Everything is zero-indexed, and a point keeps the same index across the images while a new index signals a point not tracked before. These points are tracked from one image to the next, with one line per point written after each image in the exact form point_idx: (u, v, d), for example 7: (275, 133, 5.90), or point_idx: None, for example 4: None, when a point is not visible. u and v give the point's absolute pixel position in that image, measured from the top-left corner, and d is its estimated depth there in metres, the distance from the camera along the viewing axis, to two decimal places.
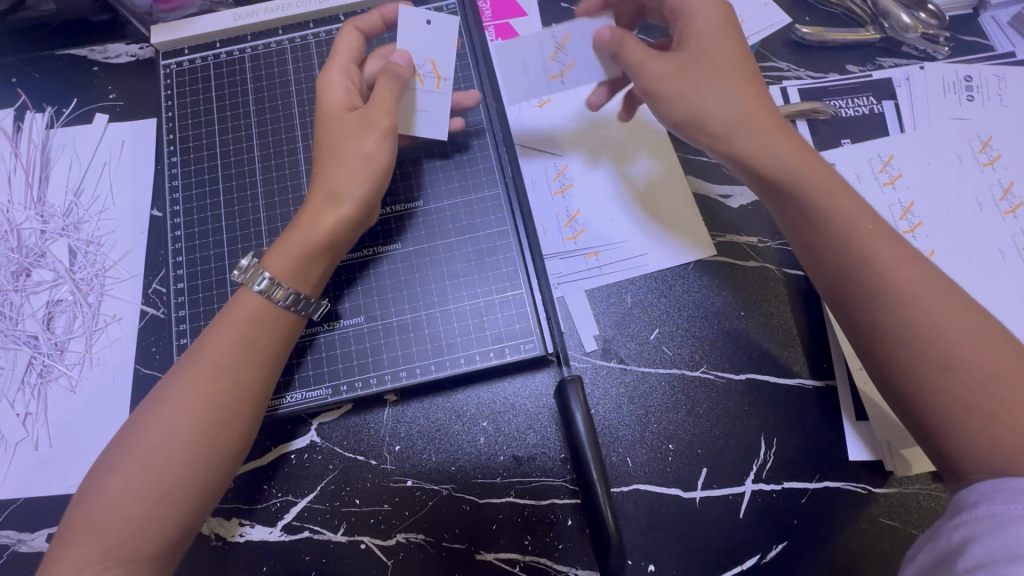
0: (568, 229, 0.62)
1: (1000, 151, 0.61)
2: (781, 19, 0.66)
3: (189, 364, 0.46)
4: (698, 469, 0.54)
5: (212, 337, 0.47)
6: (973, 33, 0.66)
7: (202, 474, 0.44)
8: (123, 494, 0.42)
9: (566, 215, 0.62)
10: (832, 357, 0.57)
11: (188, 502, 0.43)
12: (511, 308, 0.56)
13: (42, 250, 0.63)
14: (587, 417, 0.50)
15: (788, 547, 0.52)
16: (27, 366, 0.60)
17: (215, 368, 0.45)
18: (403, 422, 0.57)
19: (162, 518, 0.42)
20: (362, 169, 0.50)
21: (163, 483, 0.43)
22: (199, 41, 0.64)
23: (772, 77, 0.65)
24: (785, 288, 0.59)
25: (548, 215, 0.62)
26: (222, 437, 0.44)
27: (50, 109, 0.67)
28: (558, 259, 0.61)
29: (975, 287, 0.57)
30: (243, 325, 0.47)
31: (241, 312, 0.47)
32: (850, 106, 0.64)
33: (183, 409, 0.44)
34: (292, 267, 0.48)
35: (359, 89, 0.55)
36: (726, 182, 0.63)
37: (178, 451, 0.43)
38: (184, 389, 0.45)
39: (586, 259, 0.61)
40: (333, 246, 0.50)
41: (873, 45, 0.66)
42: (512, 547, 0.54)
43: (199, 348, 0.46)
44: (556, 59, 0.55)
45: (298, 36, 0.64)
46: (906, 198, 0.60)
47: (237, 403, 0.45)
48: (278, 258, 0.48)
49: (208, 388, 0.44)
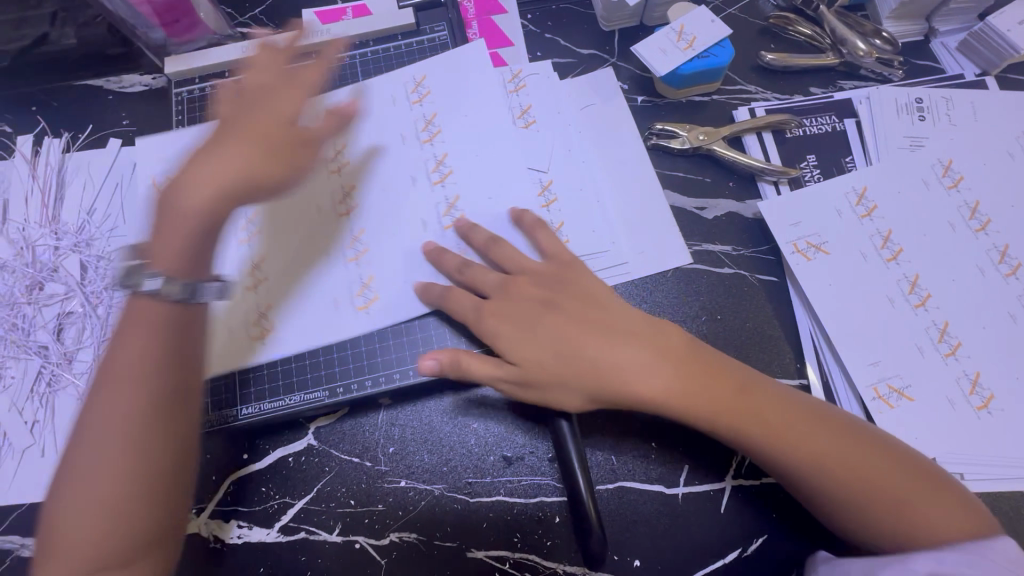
0: (359, 298, 0.59)
1: (962, 174, 0.63)
2: (662, 49, 0.67)
3: (103, 382, 0.46)
4: (681, 467, 0.57)
5: (115, 354, 0.47)
6: (925, 57, 0.71)
7: (157, 468, 0.46)
8: (91, 503, 0.44)
9: (241, 214, 0.61)
10: (805, 357, 0.59)
11: (155, 496, 0.46)
12: (200, 324, 0.58)
13: (55, 265, 0.66)
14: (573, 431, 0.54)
15: (767, 541, 0.54)
16: (37, 375, 0.62)
17: (126, 375, 0.46)
18: (397, 424, 0.59)
19: (139, 522, 0.45)
20: (222, 149, 0.51)
21: (118, 493, 0.45)
22: (210, 71, 0.70)
23: (742, 98, 0.71)
24: (759, 293, 0.62)
25: (215, 244, 0.60)
26: (154, 434, 0.46)
27: (67, 134, 0.72)
28: (209, 296, 0.58)
29: (957, 305, 0.59)
30: (142, 331, 0.47)
31: (147, 318, 0.47)
32: (814, 125, 0.68)
33: (107, 420, 0.45)
34: (167, 242, 0.48)
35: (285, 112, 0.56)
36: (701, 195, 0.67)
37: (118, 462, 0.45)
38: (104, 403, 0.46)
39: (260, 313, 0.58)
40: (221, 219, 0.49)
41: (834, 69, 0.71)
42: (502, 545, 0.55)
43: (120, 362, 0.47)
44: (521, 116, 0.67)
45: (301, 65, 0.70)
46: (885, 228, 0.62)
47: (168, 390, 0.47)
48: (166, 250, 0.48)
49: (110, 401, 0.46)
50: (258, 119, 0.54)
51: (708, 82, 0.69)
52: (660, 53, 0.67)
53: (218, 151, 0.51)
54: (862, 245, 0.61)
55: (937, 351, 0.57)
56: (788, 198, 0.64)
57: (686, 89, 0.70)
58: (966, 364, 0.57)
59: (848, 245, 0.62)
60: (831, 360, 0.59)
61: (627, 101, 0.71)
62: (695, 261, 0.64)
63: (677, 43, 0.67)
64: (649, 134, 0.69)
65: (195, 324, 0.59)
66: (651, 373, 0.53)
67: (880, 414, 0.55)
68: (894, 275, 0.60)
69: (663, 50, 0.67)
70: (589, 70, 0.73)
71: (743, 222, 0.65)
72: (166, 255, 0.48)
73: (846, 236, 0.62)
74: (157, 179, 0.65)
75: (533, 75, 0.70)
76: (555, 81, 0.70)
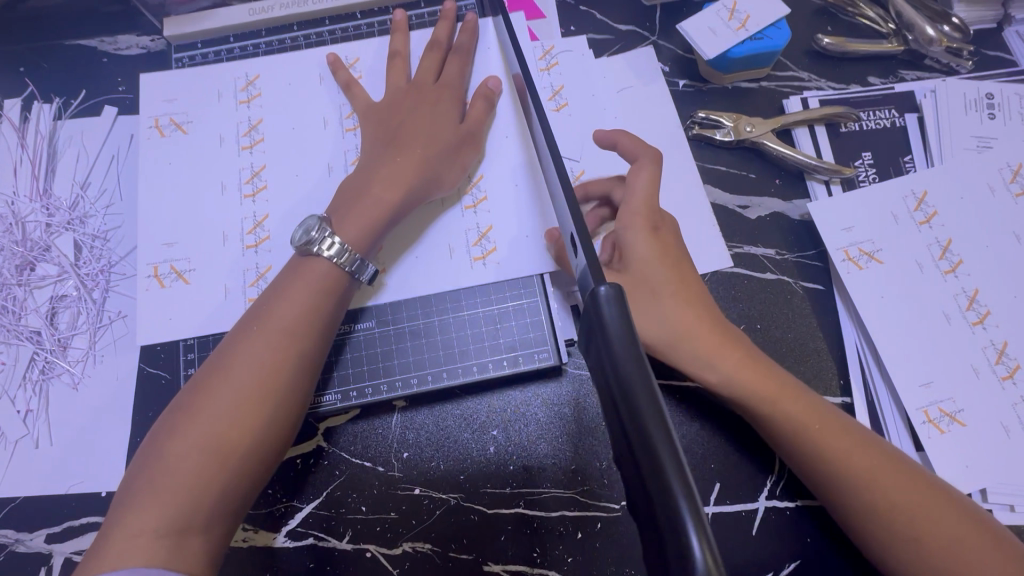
0: (477, 248, 0.58)
1: None
2: (713, 25, 0.62)
3: (250, 333, 0.48)
4: (711, 484, 0.54)
5: (280, 306, 0.49)
6: (996, 48, 0.66)
7: (268, 430, 0.45)
8: (196, 447, 0.43)
9: (250, 171, 0.60)
10: (850, 374, 0.55)
11: (253, 457, 0.45)
12: (202, 284, 0.57)
13: (47, 244, 0.62)
14: (625, 314, 0.31)
15: (800, 567, 0.51)
16: (30, 362, 0.59)
17: (279, 332, 0.47)
18: (411, 428, 0.56)
19: (226, 479, 0.43)
20: (414, 146, 0.55)
21: (224, 448, 0.43)
22: (213, 35, 0.65)
23: (793, 86, 0.65)
24: (804, 302, 0.58)
25: (221, 204, 0.59)
26: (288, 392, 0.47)
27: (58, 100, 0.66)
28: (210, 257, 0.58)
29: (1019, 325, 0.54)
30: (312, 294, 0.49)
31: (310, 278, 0.50)
32: (872, 119, 0.62)
33: (251, 370, 0.46)
34: (354, 227, 0.52)
35: (458, 112, 0.59)
36: (745, 192, 0.61)
37: (242, 413, 0.44)
38: (248, 354, 0.47)
39: (257, 274, 0.57)
40: (379, 209, 0.53)
41: (896, 58, 0.66)
42: (521, 559, 0.52)
43: (268, 318, 0.48)
44: (554, 99, 0.63)
45: (315, 32, 0.65)
46: (944, 236, 0.57)
47: (305, 355, 0.48)
48: (348, 224, 0.52)
49: (273, 353, 0.47)
50: (420, 128, 0.56)
51: (757, 68, 0.64)
52: (710, 33, 0.61)
53: (391, 157, 0.55)
54: (919, 254, 0.57)
55: (994, 373, 0.53)
56: (839, 199, 0.59)
57: (733, 74, 0.64)
58: None
59: (902, 253, 0.57)
60: (878, 379, 0.55)
61: (668, 84, 0.65)
62: (736, 264, 0.59)
63: (729, 22, 0.61)
64: (691, 123, 0.63)
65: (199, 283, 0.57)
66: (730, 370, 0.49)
67: (931, 439, 0.52)
68: (952, 289, 0.56)
69: (710, 27, 0.62)
70: (628, 49, 0.67)
71: (789, 223, 0.60)
72: (352, 232, 0.51)
73: (901, 244, 0.57)
74: (161, 121, 0.61)
75: (566, 54, 0.65)
76: (589, 61, 0.64)
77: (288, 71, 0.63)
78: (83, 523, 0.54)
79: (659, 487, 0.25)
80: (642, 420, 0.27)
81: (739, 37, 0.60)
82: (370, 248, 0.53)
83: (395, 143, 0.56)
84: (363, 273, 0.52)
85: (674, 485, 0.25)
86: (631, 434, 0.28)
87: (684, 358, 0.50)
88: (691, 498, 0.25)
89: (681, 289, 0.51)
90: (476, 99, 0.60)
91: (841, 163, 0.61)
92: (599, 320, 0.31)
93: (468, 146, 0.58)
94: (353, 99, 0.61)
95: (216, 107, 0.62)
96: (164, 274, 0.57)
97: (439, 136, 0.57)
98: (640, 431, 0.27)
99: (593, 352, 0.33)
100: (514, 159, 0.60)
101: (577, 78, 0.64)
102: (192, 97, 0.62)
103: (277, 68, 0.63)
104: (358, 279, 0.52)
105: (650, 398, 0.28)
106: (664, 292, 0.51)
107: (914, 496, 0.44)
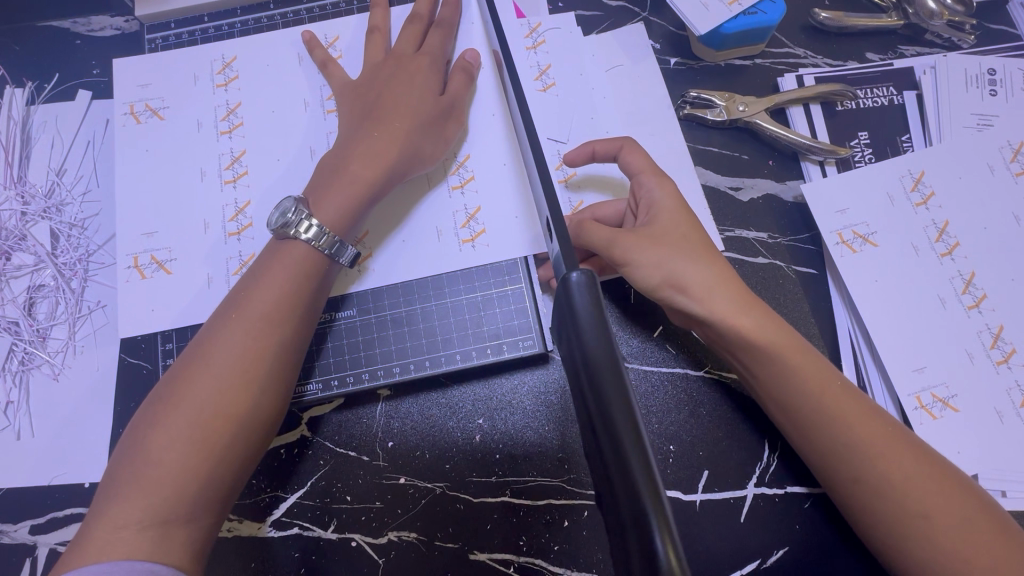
0: (465, 230, 0.57)
1: None
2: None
3: (228, 322, 0.47)
4: (699, 472, 0.53)
5: (259, 293, 0.47)
6: (998, 21, 0.64)
7: (248, 421, 0.44)
8: (176, 439, 0.42)
9: (230, 156, 0.58)
10: (842, 360, 0.54)
11: (234, 449, 0.44)
12: (182, 272, 0.56)
13: (23, 233, 0.60)
14: (598, 303, 0.30)
15: (789, 554, 0.51)
16: (9, 353, 0.58)
17: (257, 321, 0.46)
18: (395, 417, 0.55)
19: (208, 471, 0.42)
20: (393, 121, 0.53)
21: (205, 440, 0.43)
22: (186, 14, 0.63)
23: (788, 63, 0.63)
24: (797, 285, 0.57)
25: (201, 188, 0.58)
26: (268, 382, 0.45)
27: (31, 85, 0.64)
28: (191, 243, 0.56)
29: (1015, 307, 0.53)
30: (292, 278, 0.48)
31: (289, 265, 0.48)
32: (869, 97, 0.60)
33: (230, 360, 0.45)
34: (334, 207, 0.50)
35: (437, 85, 0.57)
36: (737, 173, 0.60)
37: (222, 404, 0.43)
38: (226, 343, 0.45)
39: (239, 262, 0.56)
40: (360, 188, 0.51)
41: (896, 33, 0.63)
42: (507, 547, 0.52)
43: (247, 305, 0.47)
44: (540, 78, 0.60)
45: (291, 10, 0.64)
46: (942, 218, 0.56)
47: (285, 344, 0.47)
48: (326, 205, 0.50)
49: (252, 342, 0.45)
50: (400, 102, 0.54)
51: (752, 45, 0.62)
52: (702, 8, 0.59)
53: (370, 133, 0.53)
54: (915, 237, 0.55)
55: (989, 357, 0.52)
56: (834, 179, 0.57)
57: (727, 51, 0.62)
58: (1020, 373, 0.52)
59: (898, 236, 0.56)
60: (871, 365, 0.54)
61: (659, 63, 0.63)
62: (727, 248, 0.57)
63: None
64: (682, 103, 0.61)
65: (181, 272, 0.56)
66: (758, 327, 0.46)
67: (923, 425, 0.51)
68: (948, 272, 0.54)
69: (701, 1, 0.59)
70: (618, 26, 0.65)
71: (782, 206, 0.59)
72: (331, 212, 0.50)
73: (898, 226, 0.56)
74: (137, 107, 0.60)
75: (553, 31, 0.62)
76: (577, 38, 0.62)
77: (266, 51, 0.61)
78: (66, 514, 0.54)
79: (627, 483, 0.25)
80: (611, 413, 0.26)
81: (734, 11, 0.58)
82: (349, 226, 0.51)
83: (372, 116, 0.54)
84: (341, 255, 0.51)
85: (639, 478, 0.24)
86: (600, 426, 0.27)
87: (721, 308, 0.46)
88: (658, 494, 0.24)
89: (705, 248, 0.48)
90: (456, 69, 0.58)
91: (835, 143, 0.59)
92: (571, 310, 0.30)
93: (449, 121, 0.56)
94: (330, 77, 0.59)
95: (194, 92, 0.60)
96: (144, 263, 0.56)
97: (416, 107, 0.54)
98: (609, 424, 0.26)
99: (566, 341, 0.32)
100: (499, 141, 0.59)
101: (564, 55, 0.61)
102: (167, 81, 0.60)
103: (253, 48, 0.61)
104: (333, 259, 0.50)
105: (621, 390, 0.27)
106: (686, 247, 0.48)
107: (911, 482, 0.42)
